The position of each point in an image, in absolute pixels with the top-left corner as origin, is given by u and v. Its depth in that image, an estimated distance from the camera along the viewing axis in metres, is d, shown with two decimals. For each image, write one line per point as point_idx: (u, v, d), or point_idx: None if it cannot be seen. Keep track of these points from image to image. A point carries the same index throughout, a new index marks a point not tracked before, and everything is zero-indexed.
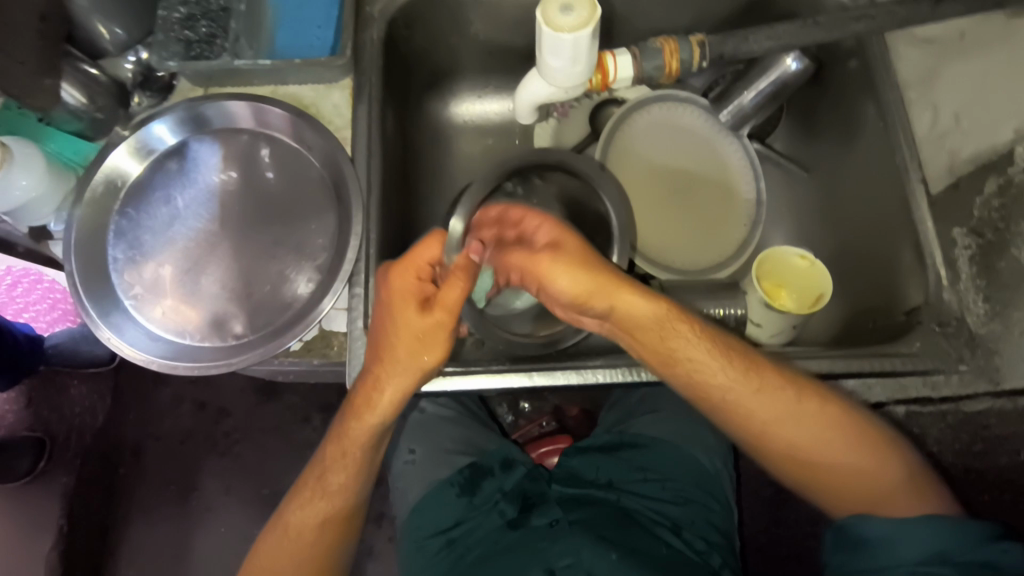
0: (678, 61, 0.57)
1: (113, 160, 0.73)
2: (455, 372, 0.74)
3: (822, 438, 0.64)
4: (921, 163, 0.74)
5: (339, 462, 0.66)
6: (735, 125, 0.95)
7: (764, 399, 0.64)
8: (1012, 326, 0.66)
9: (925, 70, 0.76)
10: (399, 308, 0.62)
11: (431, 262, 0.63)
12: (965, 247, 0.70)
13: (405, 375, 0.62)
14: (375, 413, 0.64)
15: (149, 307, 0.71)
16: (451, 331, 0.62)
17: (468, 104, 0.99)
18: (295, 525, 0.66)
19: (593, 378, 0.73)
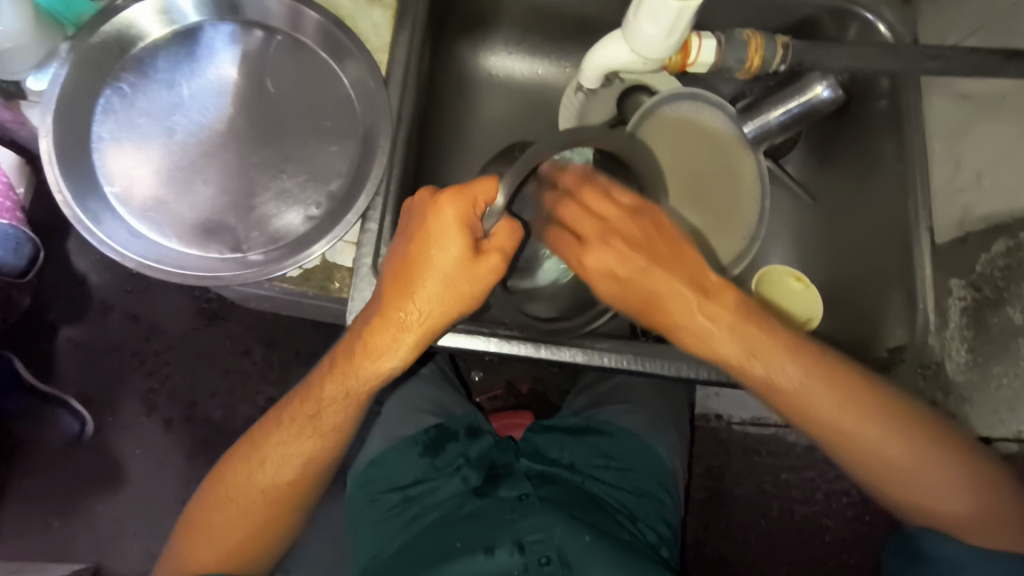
0: (760, 57, 0.58)
1: (133, 12, 0.64)
2: (461, 328, 0.70)
3: (896, 454, 0.62)
4: (932, 212, 0.78)
5: (329, 390, 0.63)
6: (755, 140, 0.94)
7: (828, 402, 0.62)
8: (988, 379, 0.73)
9: (956, 123, 0.79)
10: (444, 241, 0.57)
11: (482, 199, 0.58)
12: (960, 298, 0.76)
13: (433, 314, 0.59)
14: (397, 345, 0.60)
15: (134, 201, 0.64)
16: (496, 278, 0.59)
17: (499, 57, 0.94)
18: (271, 451, 0.65)
19: (598, 360, 0.71)
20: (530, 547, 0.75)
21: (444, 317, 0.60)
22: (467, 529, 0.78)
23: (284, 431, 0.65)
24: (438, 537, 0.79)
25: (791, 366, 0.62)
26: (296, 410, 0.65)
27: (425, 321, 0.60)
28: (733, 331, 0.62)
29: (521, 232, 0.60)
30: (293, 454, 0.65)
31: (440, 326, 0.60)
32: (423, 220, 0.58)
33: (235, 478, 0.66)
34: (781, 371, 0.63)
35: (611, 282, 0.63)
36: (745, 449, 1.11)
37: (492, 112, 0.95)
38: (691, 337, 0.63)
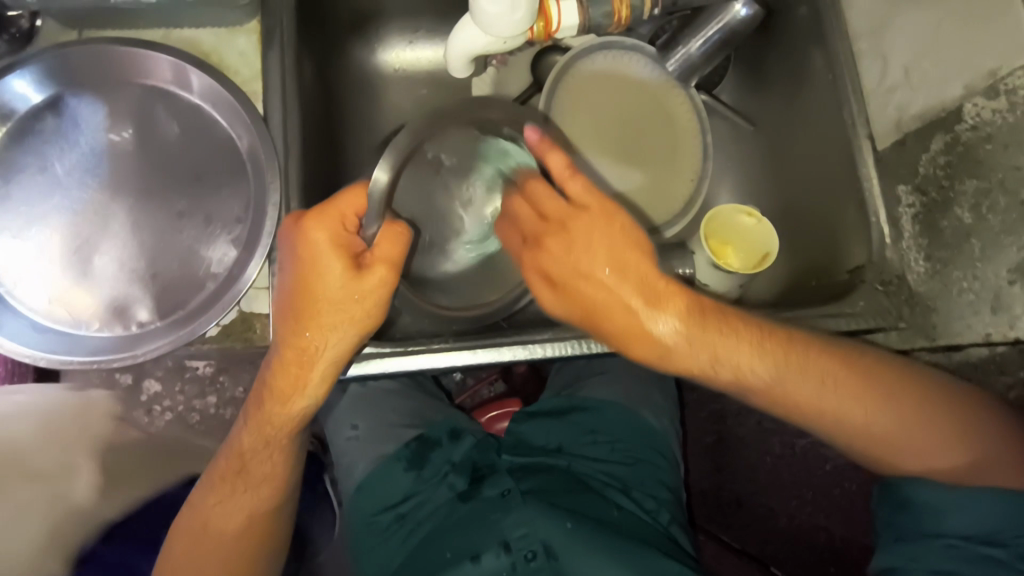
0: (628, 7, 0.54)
1: None
2: (389, 351, 0.68)
3: (871, 420, 0.63)
4: (869, 118, 0.74)
5: (248, 439, 0.63)
6: (683, 76, 0.89)
7: (804, 385, 0.63)
8: (949, 286, 0.68)
9: (878, 19, 0.74)
10: (321, 264, 0.57)
11: (355, 215, 0.59)
12: (908, 206, 0.71)
13: (333, 339, 0.59)
14: (311, 381, 0.60)
15: (31, 296, 0.62)
16: (389, 287, 0.59)
17: (399, 48, 0.89)
18: (214, 511, 0.63)
19: (541, 354, 0.68)
20: (516, 544, 0.74)
21: (349, 339, 0.59)
22: (455, 536, 0.78)
23: (224, 487, 0.64)
24: (429, 550, 0.79)
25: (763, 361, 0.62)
26: (237, 464, 0.64)
27: (326, 348, 0.59)
28: (682, 326, 0.61)
29: (404, 236, 0.59)
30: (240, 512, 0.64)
31: (344, 349, 0.60)
32: (294, 249, 0.58)
33: (194, 540, 0.63)
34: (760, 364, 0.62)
35: (554, 295, 0.63)
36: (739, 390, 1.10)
37: (407, 106, 0.90)
38: (637, 345, 0.62)
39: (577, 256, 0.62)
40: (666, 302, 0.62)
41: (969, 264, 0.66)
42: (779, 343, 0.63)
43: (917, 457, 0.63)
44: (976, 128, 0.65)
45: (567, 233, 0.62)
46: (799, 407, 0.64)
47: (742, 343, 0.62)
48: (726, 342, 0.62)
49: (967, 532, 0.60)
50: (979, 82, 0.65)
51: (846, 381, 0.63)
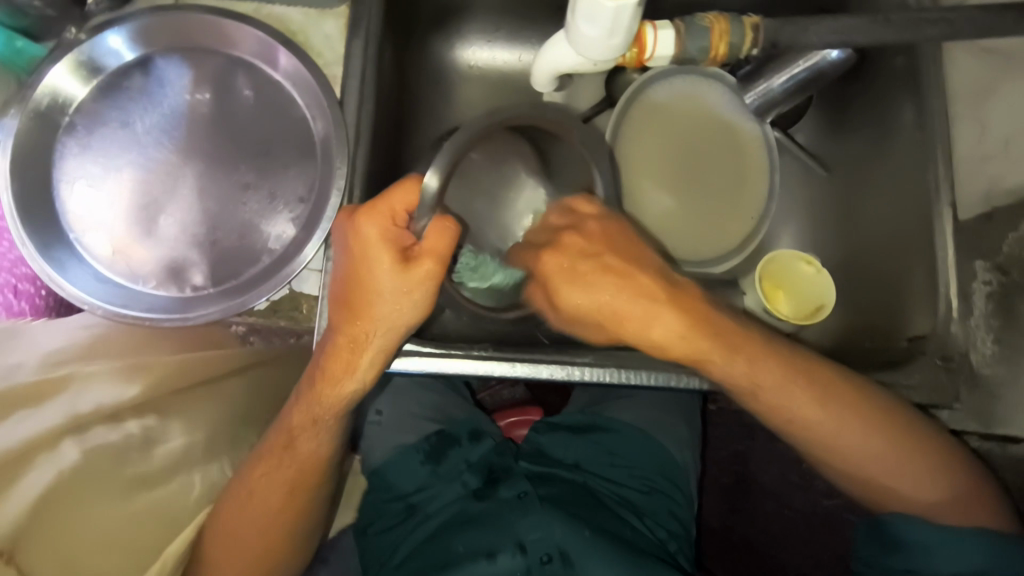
0: (726, 44, 0.53)
1: (54, 76, 0.63)
2: (431, 351, 0.68)
3: (884, 454, 0.65)
4: (955, 185, 0.70)
5: (298, 419, 0.63)
6: (760, 110, 0.85)
7: (822, 420, 0.65)
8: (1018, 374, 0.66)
9: (980, 83, 0.71)
10: (372, 258, 0.56)
11: (405, 210, 0.58)
12: (984, 282, 0.68)
13: (381, 331, 0.58)
14: (360, 368, 0.60)
15: (98, 246, 0.64)
16: (438, 281, 0.58)
17: (475, 47, 0.89)
18: (260, 474, 0.64)
19: (578, 377, 0.67)
20: (531, 547, 0.77)
21: (400, 331, 0.59)
22: (468, 532, 0.80)
23: (272, 452, 0.64)
24: (443, 544, 0.80)
25: (792, 389, 0.64)
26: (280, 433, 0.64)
27: (375, 339, 0.59)
28: (688, 336, 0.60)
29: (453, 230, 0.57)
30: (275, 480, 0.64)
31: (391, 339, 0.59)
32: (347, 242, 0.58)
33: (239, 499, 0.64)
34: (791, 392, 0.65)
35: (586, 294, 0.59)
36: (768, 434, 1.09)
37: (475, 106, 0.90)
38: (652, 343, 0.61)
39: (604, 258, 0.60)
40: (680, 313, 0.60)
41: None
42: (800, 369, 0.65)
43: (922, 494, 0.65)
44: None
45: (588, 237, 0.61)
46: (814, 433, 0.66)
47: (761, 369, 0.64)
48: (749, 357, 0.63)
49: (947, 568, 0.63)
50: None
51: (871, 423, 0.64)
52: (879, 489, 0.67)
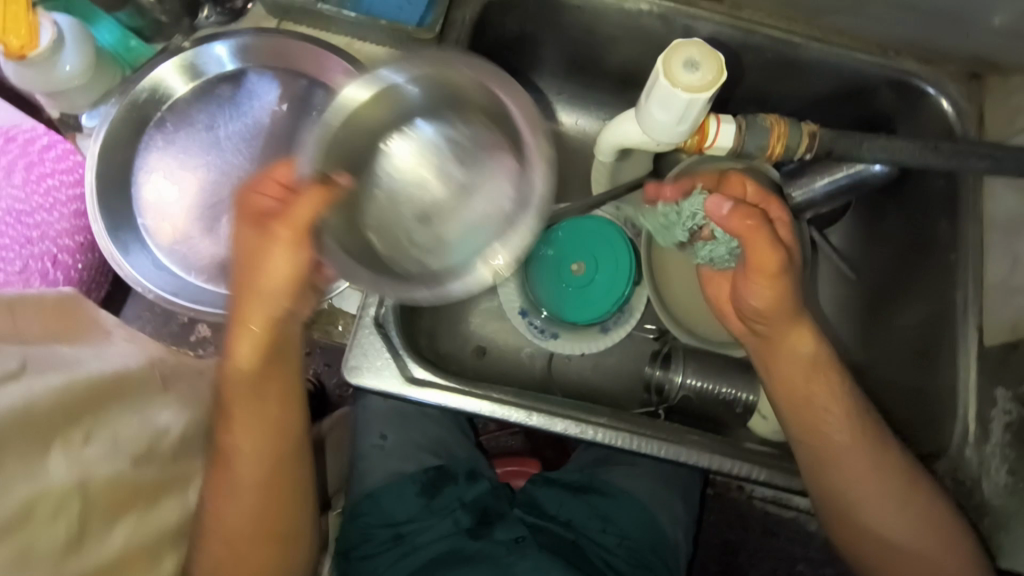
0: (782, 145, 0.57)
1: (162, 71, 0.69)
2: (452, 387, 0.66)
3: (908, 524, 0.63)
4: (983, 311, 0.72)
5: (244, 422, 0.63)
6: (801, 207, 0.87)
7: (858, 471, 0.63)
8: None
9: (1016, 218, 0.73)
10: (240, 227, 0.58)
11: (283, 178, 0.57)
12: (1005, 410, 0.68)
13: (259, 305, 0.58)
14: (243, 347, 0.60)
15: (162, 234, 0.69)
16: (296, 250, 0.55)
17: (536, 106, 0.94)
18: (236, 467, 0.63)
19: (590, 436, 0.68)
20: None
21: (274, 305, 0.58)
22: (463, 570, 0.81)
23: (244, 439, 0.63)
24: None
25: (845, 426, 0.64)
26: (223, 412, 0.63)
27: (249, 305, 0.59)
28: (819, 366, 0.65)
29: (319, 194, 0.54)
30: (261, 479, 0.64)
31: (260, 310, 0.58)
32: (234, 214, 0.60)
33: (230, 493, 0.64)
34: (839, 432, 0.63)
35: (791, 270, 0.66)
36: (764, 529, 1.07)
37: None
38: (786, 350, 0.65)
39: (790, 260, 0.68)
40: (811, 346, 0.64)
41: None
42: (860, 419, 0.64)
43: None
44: None
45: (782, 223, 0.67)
46: (840, 488, 0.63)
47: (834, 402, 0.64)
48: (828, 387, 0.64)
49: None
50: None
51: (895, 475, 0.63)
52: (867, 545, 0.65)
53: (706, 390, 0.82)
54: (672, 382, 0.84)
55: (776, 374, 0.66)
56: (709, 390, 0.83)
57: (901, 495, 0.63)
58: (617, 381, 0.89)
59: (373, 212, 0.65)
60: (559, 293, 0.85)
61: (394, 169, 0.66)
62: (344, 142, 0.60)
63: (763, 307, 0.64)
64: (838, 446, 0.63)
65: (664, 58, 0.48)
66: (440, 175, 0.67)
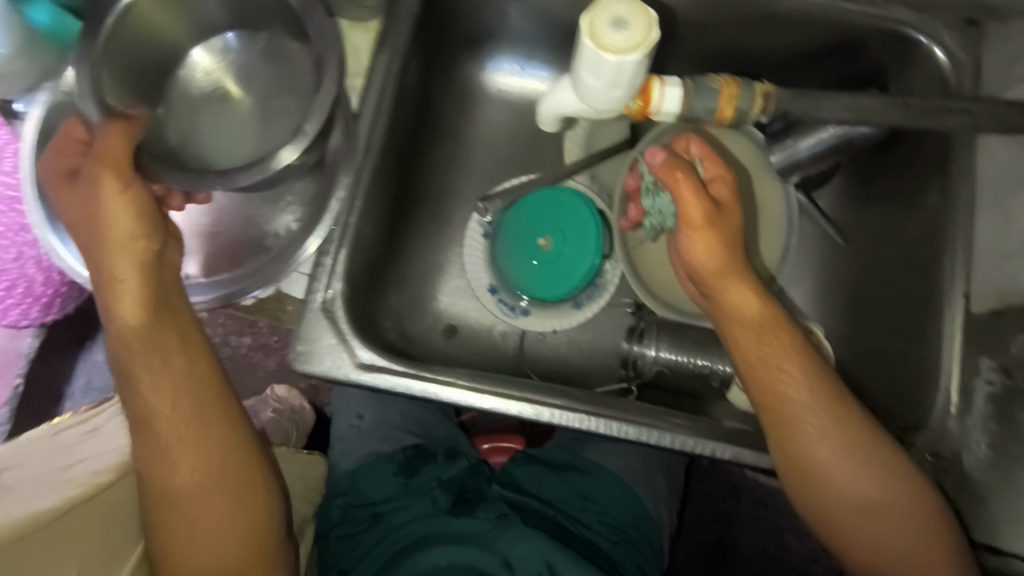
0: (733, 106, 0.53)
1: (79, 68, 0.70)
2: (401, 371, 0.64)
3: (882, 502, 0.57)
4: (970, 277, 0.66)
5: (160, 383, 0.61)
6: (784, 171, 0.83)
7: (825, 442, 0.57)
8: (1009, 485, 0.60)
9: (1009, 176, 0.67)
10: (63, 198, 0.62)
11: (82, 138, 0.65)
12: (988, 381, 0.63)
13: (124, 256, 0.60)
14: (125, 300, 0.60)
15: None
16: (122, 184, 0.60)
17: (504, 73, 0.89)
18: (158, 430, 0.61)
19: (547, 417, 0.66)
20: (517, 564, 0.77)
21: (129, 251, 0.60)
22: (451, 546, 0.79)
23: (155, 398, 0.61)
24: (416, 560, 0.79)
25: (803, 392, 0.58)
26: (130, 372, 0.61)
27: (103, 261, 0.60)
28: (773, 326, 0.59)
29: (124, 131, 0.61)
30: (190, 441, 0.62)
31: (108, 259, 0.60)
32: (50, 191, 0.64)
33: (157, 458, 0.61)
34: (799, 401, 0.57)
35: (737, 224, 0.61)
36: (754, 500, 1.05)
37: (496, 128, 0.91)
38: (737, 306, 0.60)
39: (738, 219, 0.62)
40: (761, 306, 0.59)
41: None
42: (824, 383, 0.58)
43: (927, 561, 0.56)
44: None
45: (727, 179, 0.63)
46: (808, 466, 0.57)
47: (793, 364, 0.58)
48: (784, 349, 0.58)
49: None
50: None
51: (860, 445, 0.57)
52: (825, 521, 0.58)
53: (680, 364, 0.80)
54: (646, 356, 0.82)
55: (731, 339, 0.60)
56: (684, 363, 0.80)
57: (870, 473, 0.57)
58: (592, 358, 0.87)
59: (187, 123, 0.77)
60: (528, 267, 0.82)
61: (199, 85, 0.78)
62: (128, 55, 0.71)
63: (708, 261, 0.59)
64: (803, 411, 0.57)
65: (592, 7, 0.45)
66: (235, 80, 0.78)
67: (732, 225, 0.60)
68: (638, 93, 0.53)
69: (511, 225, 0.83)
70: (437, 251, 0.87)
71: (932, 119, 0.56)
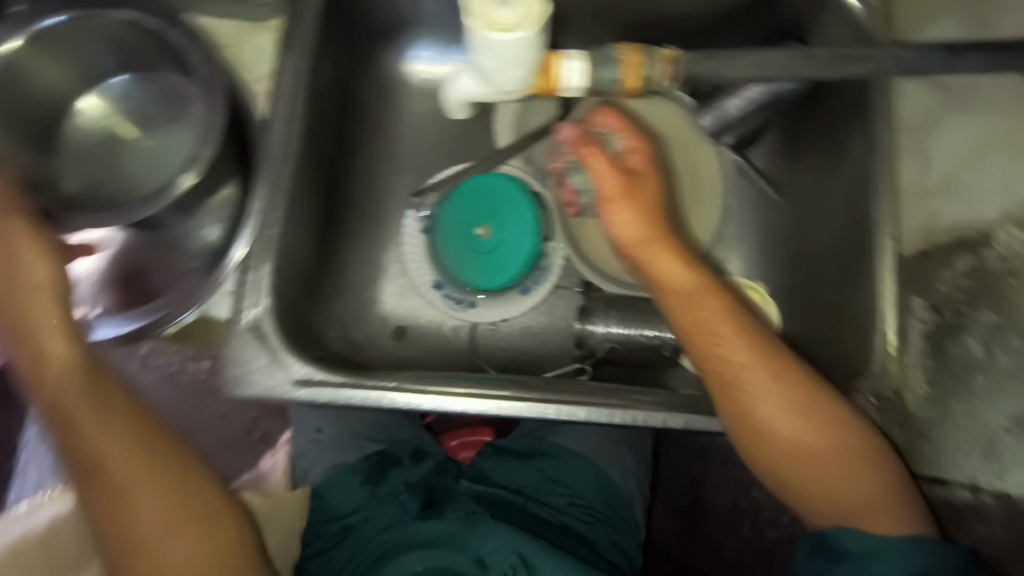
0: (640, 76, 0.52)
1: None
2: (339, 381, 0.63)
3: (831, 459, 0.57)
4: (900, 220, 0.65)
5: (99, 431, 0.57)
6: (716, 133, 0.85)
7: (768, 401, 0.57)
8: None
9: (925, 117, 0.67)
10: None
11: None
12: (920, 320, 0.63)
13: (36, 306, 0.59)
14: (43, 349, 0.58)
15: None
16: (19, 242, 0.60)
17: (422, 61, 0.86)
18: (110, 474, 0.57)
19: (495, 409, 0.66)
20: (490, 561, 0.76)
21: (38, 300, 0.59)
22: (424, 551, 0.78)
23: (100, 439, 0.57)
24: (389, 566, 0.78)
25: (741, 352, 0.57)
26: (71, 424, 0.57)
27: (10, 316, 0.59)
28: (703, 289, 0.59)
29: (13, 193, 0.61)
30: (148, 478, 0.58)
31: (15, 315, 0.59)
32: None
33: (114, 502, 0.57)
34: (738, 362, 0.57)
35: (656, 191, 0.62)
36: (723, 461, 1.07)
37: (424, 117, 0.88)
38: (668, 272, 0.60)
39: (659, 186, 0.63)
40: (689, 271, 0.60)
41: (968, 396, 0.60)
42: (762, 340, 0.58)
43: (879, 509, 0.57)
44: (1007, 259, 0.61)
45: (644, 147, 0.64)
46: (756, 427, 0.57)
47: (729, 325, 0.58)
48: (718, 311, 0.58)
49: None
50: (1015, 209, 0.63)
51: (804, 400, 0.57)
52: (780, 482, 0.58)
53: (631, 339, 0.80)
54: (595, 334, 0.82)
55: (666, 308, 0.61)
56: (636, 336, 0.80)
57: (818, 429, 0.57)
58: (547, 342, 0.86)
59: (69, 155, 0.72)
60: (469, 259, 0.81)
61: (79, 115, 0.72)
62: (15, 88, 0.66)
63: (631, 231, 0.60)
64: (743, 370, 0.57)
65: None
66: (123, 121, 0.73)
67: (651, 191, 0.61)
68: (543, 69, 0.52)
69: (445, 218, 0.81)
70: (373, 252, 0.84)
71: (838, 68, 0.56)
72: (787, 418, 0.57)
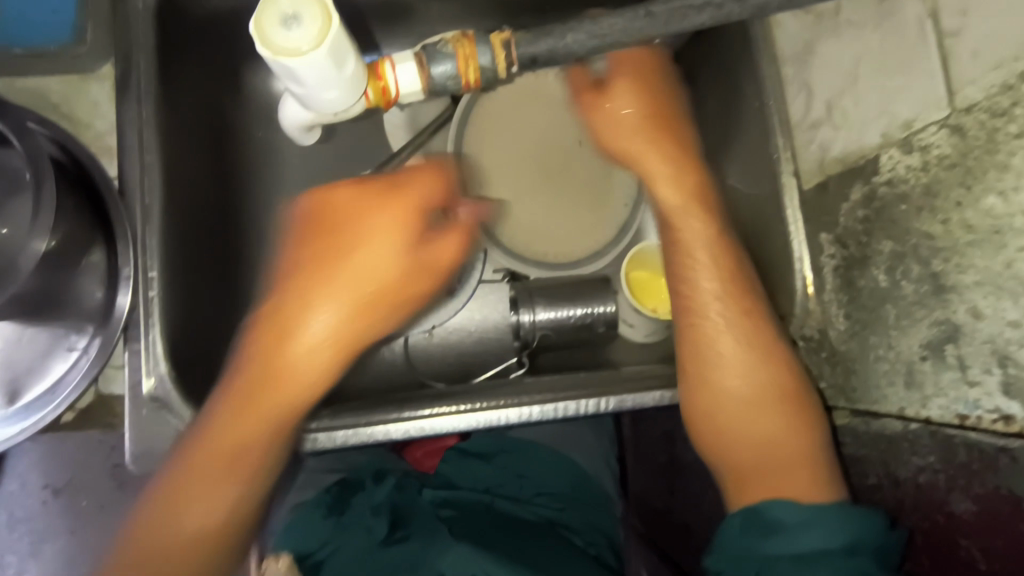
0: (475, 70, 0.54)
1: None
2: None
3: (749, 413, 0.61)
4: (795, 155, 0.65)
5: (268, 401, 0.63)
6: None
7: (724, 333, 0.61)
8: (867, 350, 0.58)
9: (801, 44, 0.64)
10: None
11: None
12: (830, 256, 0.62)
13: None
14: None
15: None
16: None
17: None
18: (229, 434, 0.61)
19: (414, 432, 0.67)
20: None
21: None
22: None
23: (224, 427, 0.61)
24: None
25: (708, 275, 0.63)
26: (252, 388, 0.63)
27: None
28: (682, 184, 0.66)
29: None
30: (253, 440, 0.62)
31: None
32: None
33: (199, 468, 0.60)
34: (703, 287, 0.63)
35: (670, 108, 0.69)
36: None
37: None
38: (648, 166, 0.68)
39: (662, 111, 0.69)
40: (670, 168, 0.67)
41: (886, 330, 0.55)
42: (729, 269, 0.63)
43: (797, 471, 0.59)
44: (892, 183, 0.53)
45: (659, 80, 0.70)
46: (706, 362, 0.62)
47: (701, 231, 0.65)
48: (701, 217, 0.65)
49: (824, 547, 0.54)
50: (895, 130, 0.54)
51: (753, 338, 0.62)
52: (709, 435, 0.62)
53: (559, 322, 0.77)
54: (525, 325, 0.78)
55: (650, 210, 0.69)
56: (565, 318, 0.78)
57: (753, 375, 0.61)
58: (484, 338, 0.84)
59: None
60: None
61: None
62: None
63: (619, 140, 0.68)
64: (710, 299, 0.63)
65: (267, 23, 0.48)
66: None
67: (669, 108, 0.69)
68: (371, 74, 0.56)
69: None
70: None
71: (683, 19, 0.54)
72: (729, 358, 0.61)
